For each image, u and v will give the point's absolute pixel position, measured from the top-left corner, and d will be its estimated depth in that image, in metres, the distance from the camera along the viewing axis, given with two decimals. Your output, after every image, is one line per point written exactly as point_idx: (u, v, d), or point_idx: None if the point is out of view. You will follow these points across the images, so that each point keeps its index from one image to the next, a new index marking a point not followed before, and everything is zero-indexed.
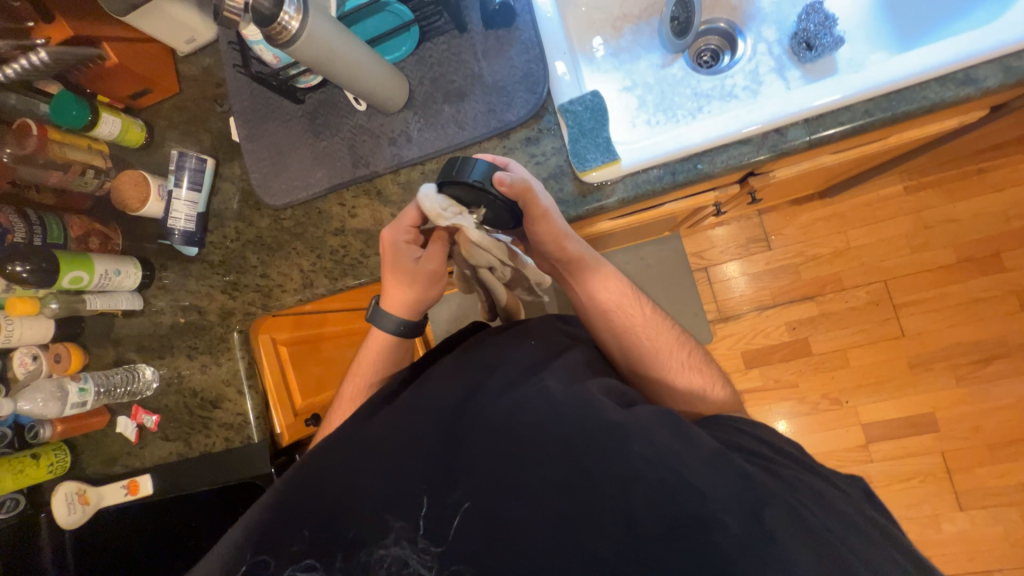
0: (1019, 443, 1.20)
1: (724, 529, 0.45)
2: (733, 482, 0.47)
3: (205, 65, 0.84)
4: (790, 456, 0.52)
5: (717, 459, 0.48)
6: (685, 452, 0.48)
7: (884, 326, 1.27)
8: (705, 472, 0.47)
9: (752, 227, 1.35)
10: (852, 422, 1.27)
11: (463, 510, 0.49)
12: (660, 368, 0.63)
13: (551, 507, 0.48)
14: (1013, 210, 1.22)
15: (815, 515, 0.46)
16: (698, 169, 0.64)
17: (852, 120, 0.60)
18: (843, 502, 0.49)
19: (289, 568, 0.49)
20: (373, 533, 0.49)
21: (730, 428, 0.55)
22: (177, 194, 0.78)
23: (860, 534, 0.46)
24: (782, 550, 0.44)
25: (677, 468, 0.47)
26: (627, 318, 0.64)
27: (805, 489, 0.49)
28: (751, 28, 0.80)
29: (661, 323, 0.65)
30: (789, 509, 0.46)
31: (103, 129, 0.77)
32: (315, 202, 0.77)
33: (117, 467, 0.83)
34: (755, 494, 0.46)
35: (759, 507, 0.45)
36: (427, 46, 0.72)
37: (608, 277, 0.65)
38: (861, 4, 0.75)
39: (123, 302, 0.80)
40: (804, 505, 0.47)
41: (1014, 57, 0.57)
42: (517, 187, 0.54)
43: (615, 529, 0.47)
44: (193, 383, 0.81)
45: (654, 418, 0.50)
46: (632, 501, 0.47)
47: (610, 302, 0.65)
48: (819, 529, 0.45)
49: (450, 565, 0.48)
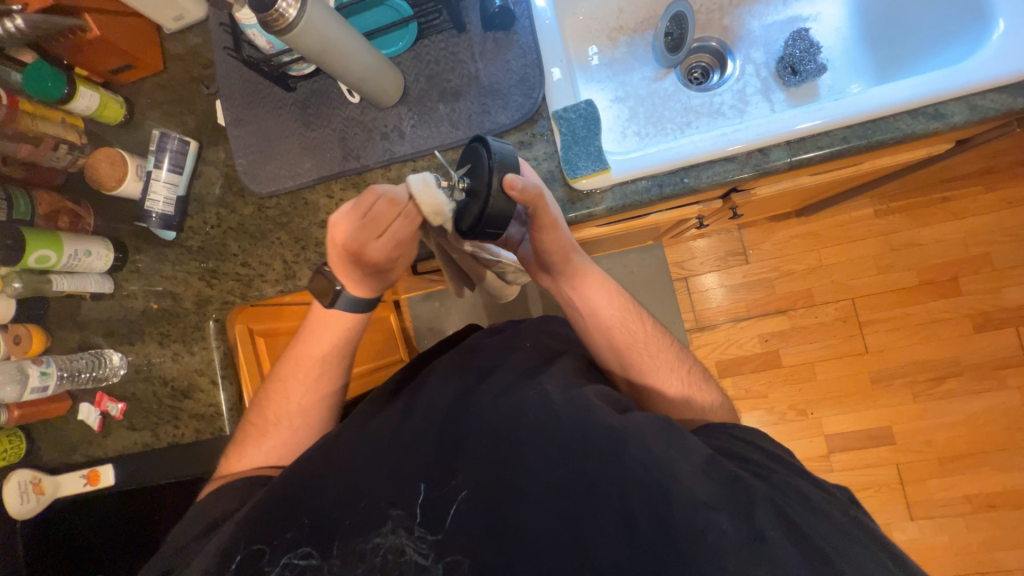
0: (967, 457, 1.27)
1: (719, 529, 0.45)
2: (722, 486, 0.47)
3: (193, 44, 0.82)
4: (782, 461, 0.52)
5: (709, 465, 0.49)
6: (679, 458, 0.49)
7: (850, 342, 1.33)
8: (697, 477, 0.48)
9: (731, 240, 1.39)
10: (816, 433, 1.32)
11: (459, 500, 0.49)
12: (659, 381, 0.64)
13: (551, 507, 0.48)
14: (971, 238, 1.30)
15: (802, 518, 0.46)
16: (685, 183, 0.66)
17: (831, 145, 0.63)
18: (830, 505, 0.49)
19: (285, 556, 0.49)
20: (365, 526, 0.49)
21: (724, 435, 0.55)
22: (156, 175, 0.75)
23: (848, 536, 0.46)
24: (772, 550, 0.44)
25: (671, 471, 0.48)
26: (619, 326, 0.65)
27: (795, 492, 0.48)
28: (741, 50, 0.83)
29: (652, 330, 0.67)
30: (778, 512, 0.46)
31: (79, 102, 0.74)
32: (302, 192, 0.76)
33: (76, 456, 0.80)
34: (747, 496, 0.47)
35: (750, 507, 0.46)
36: (424, 43, 0.72)
37: (608, 290, 0.67)
38: (842, 35, 0.79)
39: (93, 285, 0.77)
40: (793, 507, 0.47)
41: (980, 96, 0.61)
42: (528, 193, 0.52)
43: (613, 530, 0.46)
44: (163, 372, 0.79)
45: (648, 424, 0.52)
46: (630, 501, 0.47)
47: (605, 310, 0.66)
48: (805, 529, 0.46)
49: (448, 555, 0.47)
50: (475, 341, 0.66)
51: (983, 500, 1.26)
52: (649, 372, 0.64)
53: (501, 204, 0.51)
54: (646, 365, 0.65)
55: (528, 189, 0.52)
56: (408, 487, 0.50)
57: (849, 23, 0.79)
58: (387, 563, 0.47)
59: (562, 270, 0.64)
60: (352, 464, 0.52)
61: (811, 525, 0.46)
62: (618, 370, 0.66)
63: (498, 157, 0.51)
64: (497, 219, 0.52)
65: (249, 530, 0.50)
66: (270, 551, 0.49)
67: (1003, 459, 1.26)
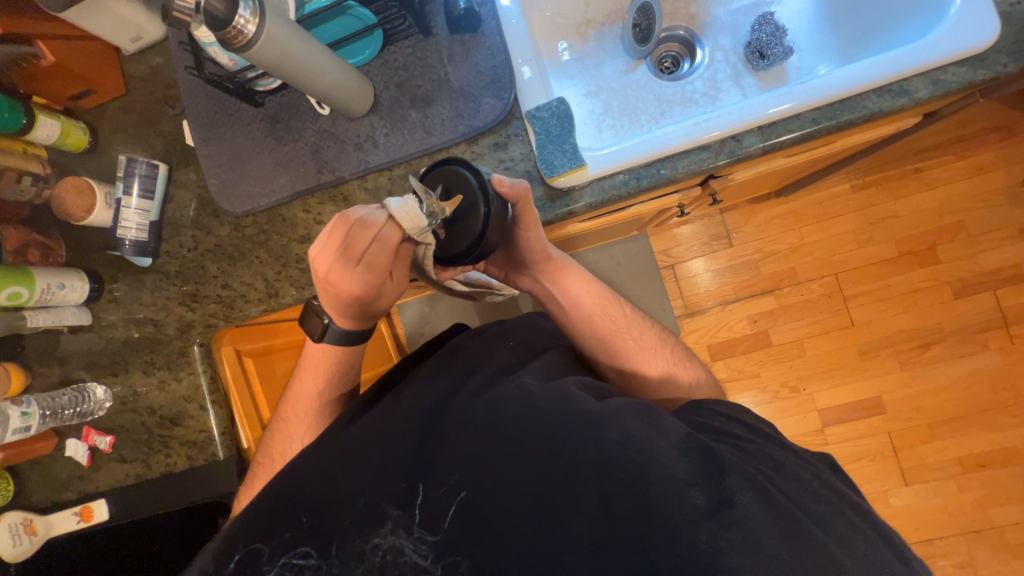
0: (955, 420, 1.30)
1: (692, 500, 0.46)
2: (700, 461, 0.48)
3: (155, 65, 0.80)
4: (761, 433, 0.53)
5: (687, 444, 0.49)
6: (655, 437, 0.49)
7: (836, 316, 1.36)
8: (673, 455, 0.48)
9: (714, 225, 1.40)
10: (809, 408, 1.35)
11: (458, 501, 0.48)
12: (644, 365, 0.65)
13: (530, 496, 0.47)
14: (946, 207, 1.33)
15: (787, 496, 0.47)
16: (661, 174, 0.66)
17: (802, 128, 0.64)
18: (821, 484, 0.50)
19: (284, 555, 0.48)
20: (365, 525, 0.48)
21: (704, 409, 0.56)
22: (126, 202, 0.73)
23: (818, 499, 0.48)
24: (743, 514, 0.45)
25: (648, 450, 0.48)
26: (599, 312, 0.67)
27: (768, 460, 0.50)
28: (709, 37, 0.83)
29: (631, 313, 0.68)
30: (750, 478, 0.47)
31: (40, 132, 0.72)
32: (278, 209, 0.75)
33: (68, 493, 0.78)
34: (719, 465, 0.48)
35: (721, 475, 0.47)
36: (392, 49, 0.71)
37: (586, 282, 0.68)
38: (805, 16, 0.79)
39: (70, 317, 0.75)
40: (770, 476, 0.48)
41: (941, 70, 0.62)
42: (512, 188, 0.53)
43: (591, 512, 0.46)
44: (150, 401, 0.77)
45: (626, 408, 0.52)
46: (609, 483, 0.47)
47: (586, 299, 0.67)
48: (791, 509, 0.46)
49: (448, 556, 0.46)
50: (457, 341, 0.65)
51: (972, 460, 1.29)
52: (632, 355, 0.65)
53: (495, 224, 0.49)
54: (631, 347, 0.65)
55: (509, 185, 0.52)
56: (404, 490, 0.49)
57: (812, 4, 0.79)
58: (386, 564, 0.46)
59: (538, 262, 0.64)
60: (343, 475, 0.51)
61: (798, 502, 0.47)
62: (603, 356, 0.66)
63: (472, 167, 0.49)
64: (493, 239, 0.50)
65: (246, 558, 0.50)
66: (270, 550, 0.49)
67: (989, 419, 1.29)
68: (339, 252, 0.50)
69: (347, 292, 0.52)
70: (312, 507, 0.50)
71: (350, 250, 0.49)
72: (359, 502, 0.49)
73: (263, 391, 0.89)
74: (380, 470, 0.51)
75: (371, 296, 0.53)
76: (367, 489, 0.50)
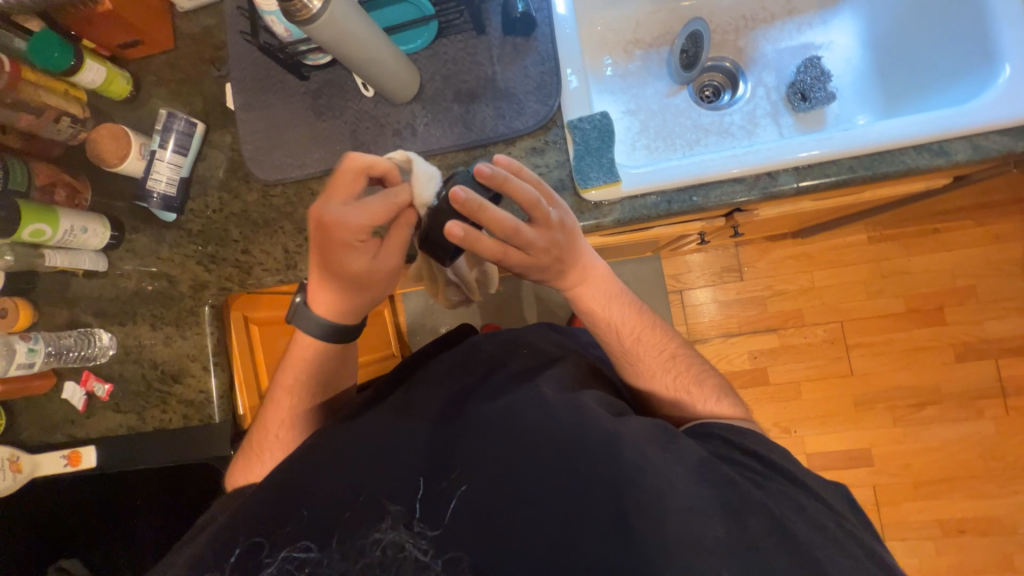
0: (942, 482, 1.30)
1: (711, 532, 0.46)
2: (715, 487, 0.48)
3: (205, 25, 0.80)
4: (779, 468, 0.52)
5: (703, 467, 0.50)
6: (671, 461, 0.50)
7: (836, 364, 1.36)
8: (692, 481, 0.49)
9: (727, 256, 1.41)
10: (798, 451, 1.35)
11: (459, 496, 0.48)
12: (655, 386, 0.64)
13: (544, 505, 0.48)
14: (958, 271, 1.33)
15: (800, 528, 0.47)
16: (693, 201, 0.66)
17: (837, 174, 0.64)
18: (825, 514, 0.50)
19: (283, 550, 0.47)
20: (365, 520, 0.47)
21: (721, 440, 0.55)
22: (159, 155, 0.74)
23: (838, 546, 0.47)
24: (767, 560, 0.45)
25: (664, 475, 0.48)
26: (625, 325, 0.63)
27: (790, 501, 0.49)
28: (753, 72, 0.84)
29: (649, 321, 0.65)
30: (772, 518, 0.47)
31: (85, 76, 0.72)
32: (309, 182, 0.75)
33: (57, 435, 0.78)
34: (740, 499, 0.48)
35: (744, 514, 0.47)
36: (443, 42, 0.72)
37: (617, 296, 0.63)
38: (851, 66, 0.81)
39: (87, 262, 0.76)
40: (789, 517, 0.48)
41: (983, 136, 0.62)
42: (483, 213, 0.48)
43: (606, 531, 0.47)
44: (154, 355, 0.77)
45: (645, 431, 0.52)
46: (625, 502, 0.47)
47: (614, 314, 0.63)
48: (804, 543, 0.46)
49: (448, 551, 0.46)
50: (473, 341, 0.66)
51: (954, 525, 1.29)
52: (639, 359, 0.64)
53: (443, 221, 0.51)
54: (652, 363, 0.64)
55: (490, 179, 0.48)
56: (406, 483, 0.49)
57: (859, 54, 0.81)
58: (386, 561, 0.45)
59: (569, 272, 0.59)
60: (351, 455, 0.52)
61: (815, 542, 0.47)
62: (624, 362, 0.65)
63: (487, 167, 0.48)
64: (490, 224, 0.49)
65: (236, 532, 0.49)
66: (270, 542, 0.48)
67: (974, 486, 1.29)
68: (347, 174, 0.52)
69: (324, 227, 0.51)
70: (315, 485, 0.50)
71: (350, 184, 0.52)
72: (361, 478, 0.50)
73: (265, 361, 0.89)
74: (384, 458, 0.51)
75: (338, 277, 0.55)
76: (375, 474, 0.50)
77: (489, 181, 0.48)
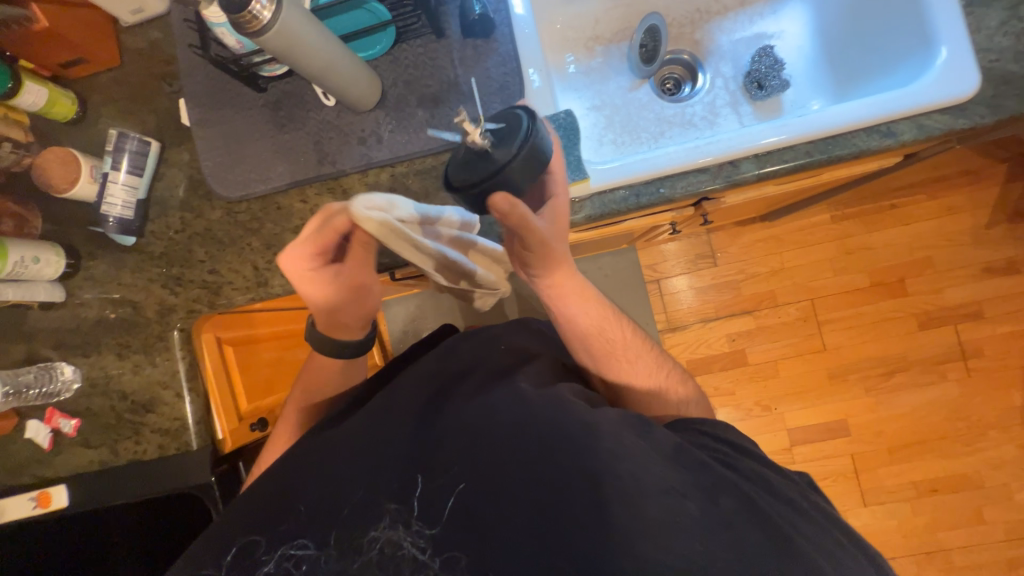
0: (912, 446, 1.37)
1: (686, 512, 0.47)
2: (692, 471, 0.50)
3: (153, 39, 0.78)
4: (749, 452, 0.54)
5: (678, 453, 0.51)
6: (648, 449, 0.50)
7: (809, 340, 1.41)
8: (667, 465, 0.50)
9: (700, 244, 1.44)
10: (779, 427, 1.40)
11: (457, 492, 0.48)
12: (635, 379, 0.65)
13: (527, 500, 0.48)
14: (916, 243, 1.40)
15: (770, 505, 0.49)
16: (660, 193, 0.68)
17: (795, 159, 0.66)
18: (790, 490, 0.52)
19: (282, 546, 0.48)
20: (363, 518, 0.48)
21: (698, 432, 0.56)
22: (114, 177, 0.71)
23: (810, 521, 0.49)
24: (737, 534, 0.46)
25: (641, 462, 0.49)
26: (597, 327, 0.64)
27: (760, 480, 0.51)
28: (711, 63, 0.86)
29: (623, 327, 0.66)
30: (743, 498, 0.48)
31: (25, 98, 0.69)
32: (274, 197, 0.73)
33: (23, 477, 0.74)
34: (714, 481, 0.49)
35: (716, 492, 0.48)
36: (403, 47, 0.71)
37: (588, 299, 0.63)
38: (802, 53, 0.84)
39: (42, 293, 0.72)
40: (759, 494, 0.49)
41: (926, 116, 0.65)
42: (512, 217, 0.49)
43: (584, 515, 0.47)
44: (122, 385, 0.74)
45: (622, 422, 0.53)
46: (603, 490, 0.47)
47: (586, 317, 0.63)
48: (774, 516, 0.48)
49: (446, 550, 0.46)
50: (451, 343, 0.65)
51: (926, 485, 1.35)
52: (617, 358, 0.65)
53: (465, 199, 0.50)
54: (626, 369, 0.65)
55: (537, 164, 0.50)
56: (405, 484, 0.49)
57: (809, 42, 0.84)
58: (383, 558, 0.45)
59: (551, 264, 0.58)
60: (332, 472, 0.51)
61: (781, 514, 0.48)
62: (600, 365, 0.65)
63: (524, 151, 0.47)
64: (523, 173, 0.48)
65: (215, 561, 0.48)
66: (268, 541, 0.48)
67: (942, 446, 1.36)
68: (320, 239, 0.50)
69: (311, 283, 0.53)
70: (297, 502, 0.49)
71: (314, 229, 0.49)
72: (344, 493, 0.49)
73: (243, 381, 0.86)
74: (367, 473, 0.50)
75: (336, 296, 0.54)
76: (362, 483, 0.50)
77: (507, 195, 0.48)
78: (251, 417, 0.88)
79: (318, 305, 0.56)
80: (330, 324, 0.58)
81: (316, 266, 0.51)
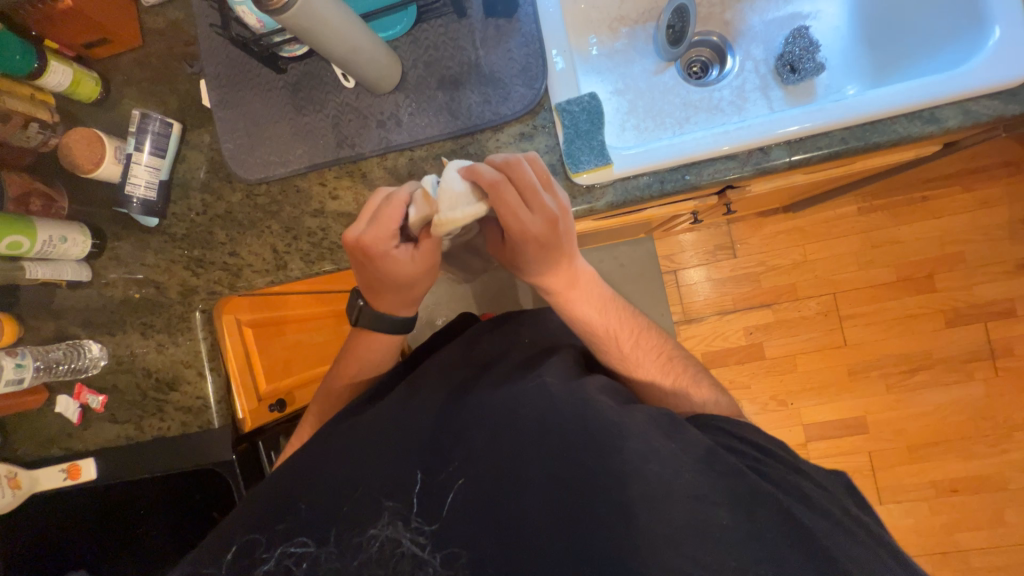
0: (934, 445, 1.34)
1: (721, 521, 0.46)
2: (723, 478, 0.48)
3: (174, 19, 0.77)
4: (781, 458, 0.52)
5: (709, 457, 0.49)
6: (677, 450, 0.50)
7: (830, 335, 1.37)
8: (699, 472, 0.48)
9: (719, 234, 1.41)
10: (795, 423, 1.37)
11: (457, 488, 0.48)
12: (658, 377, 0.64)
13: (547, 497, 0.48)
14: (947, 238, 1.34)
15: (808, 518, 0.48)
16: (685, 180, 0.66)
17: (830, 146, 0.64)
18: (825, 500, 0.50)
19: (282, 545, 0.48)
20: (363, 516, 0.48)
21: (715, 429, 0.55)
22: (137, 158, 0.71)
23: (833, 524, 0.48)
24: (766, 544, 0.46)
25: (670, 470, 0.48)
26: (607, 329, 0.63)
27: (795, 490, 0.49)
28: (741, 45, 0.83)
29: (641, 326, 0.66)
30: (781, 510, 0.47)
31: (51, 78, 0.69)
32: (293, 179, 0.73)
33: (54, 450, 0.77)
34: (749, 490, 0.48)
35: (753, 505, 0.47)
36: (423, 27, 0.70)
37: (594, 298, 0.63)
38: (838, 34, 0.80)
39: (69, 272, 0.73)
40: (795, 505, 0.48)
41: (974, 101, 0.62)
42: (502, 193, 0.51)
43: (612, 521, 0.46)
44: (147, 364, 0.76)
45: (649, 422, 0.52)
46: (627, 492, 0.47)
47: (595, 316, 0.63)
48: (805, 524, 0.47)
49: (446, 547, 0.46)
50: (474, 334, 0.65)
51: (947, 485, 1.33)
52: (639, 364, 0.64)
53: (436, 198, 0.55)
54: (652, 367, 0.64)
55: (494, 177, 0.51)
56: (404, 478, 0.49)
57: (847, 23, 0.80)
58: (382, 555, 0.46)
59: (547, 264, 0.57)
60: (352, 456, 0.52)
61: (820, 529, 0.47)
62: (623, 366, 0.65)
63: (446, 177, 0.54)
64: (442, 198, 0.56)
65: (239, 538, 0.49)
66: (268, 539, 0.49)
67: (967, 446, 1.33)
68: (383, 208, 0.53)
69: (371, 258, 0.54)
70: (315, 485, 0.50)
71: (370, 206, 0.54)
72: (362, 475, 0.50)
73: (262, 363, 0.88)
74: (386, 460, 0.50)
75: (391, 271, 0.54)
76: (377, 468, 0.50)
77: (490, 190, 0.50)
78: (271, 399, 0.90)
79: (376, 280, 0.56)
80: (384, 301, 0.59)
81: (387, 238, 0.53)
